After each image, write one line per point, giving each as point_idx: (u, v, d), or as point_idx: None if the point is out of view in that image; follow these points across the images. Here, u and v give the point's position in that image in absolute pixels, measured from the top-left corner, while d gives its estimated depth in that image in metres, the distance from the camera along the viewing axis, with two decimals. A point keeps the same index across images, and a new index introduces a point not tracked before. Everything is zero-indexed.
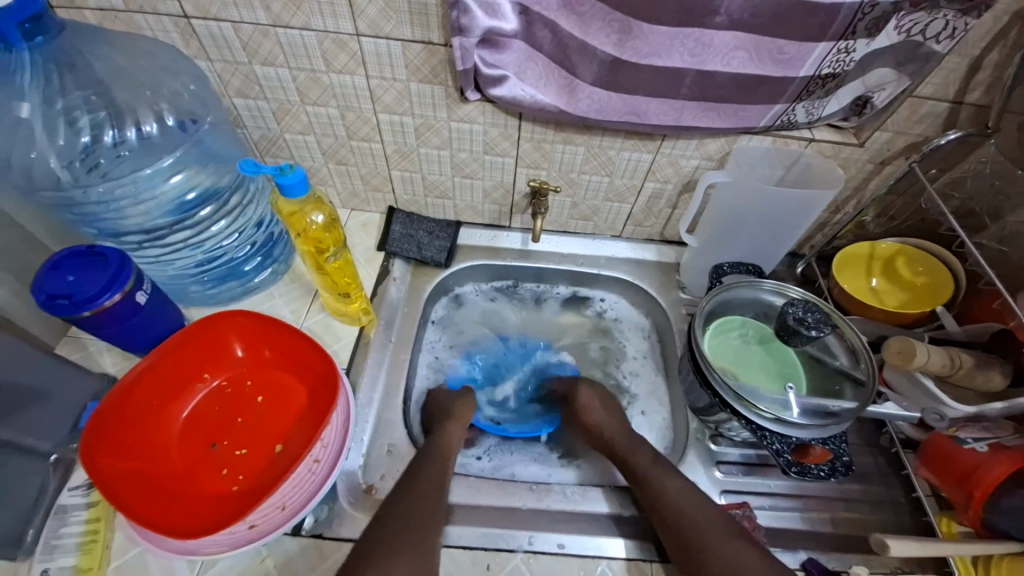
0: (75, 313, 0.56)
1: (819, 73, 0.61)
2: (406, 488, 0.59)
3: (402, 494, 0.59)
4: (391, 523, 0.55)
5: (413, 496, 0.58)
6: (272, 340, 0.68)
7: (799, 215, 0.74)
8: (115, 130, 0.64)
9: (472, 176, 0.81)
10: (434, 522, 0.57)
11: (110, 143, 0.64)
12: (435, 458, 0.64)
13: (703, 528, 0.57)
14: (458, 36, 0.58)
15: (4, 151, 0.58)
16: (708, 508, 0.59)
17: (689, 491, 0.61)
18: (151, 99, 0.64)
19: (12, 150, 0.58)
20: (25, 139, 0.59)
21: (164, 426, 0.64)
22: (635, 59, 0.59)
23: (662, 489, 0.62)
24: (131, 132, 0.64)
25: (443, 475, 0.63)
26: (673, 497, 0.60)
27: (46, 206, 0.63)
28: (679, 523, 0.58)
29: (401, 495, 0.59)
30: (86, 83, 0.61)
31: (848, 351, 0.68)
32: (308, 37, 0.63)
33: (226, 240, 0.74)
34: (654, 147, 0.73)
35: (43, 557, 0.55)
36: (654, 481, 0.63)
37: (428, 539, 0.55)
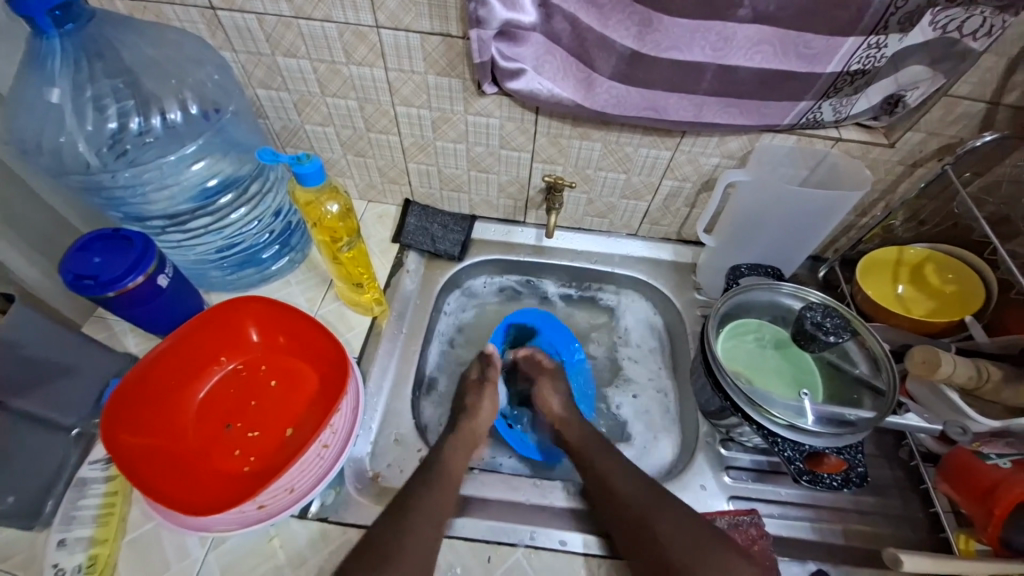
0: (100, 293, 0.58)
1: (847, 69, 0.59)
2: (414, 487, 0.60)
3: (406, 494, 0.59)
4: (392, 519, 0.56)
5: (419, 496, 0.59)
6: (286, 327, 0.70)
7: (822, 217, 0.72)
8: (141, 118, 0.66)
9: (488, 170, 0.81)
10: (436, 522, 0.57)
11: (135, 130, 0.66)
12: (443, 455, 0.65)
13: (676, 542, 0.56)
14: (476, 28, 0.57)
15: (35, 135, 0.60)
16: (676, 516, 0.58)
17: (655, 501, 0.60)
18: (176, 87, 0.66)
19: (44, 134, 0.61)
20: (56, 124, 0.61)
21: (181, 406, 0.66)
22: (654, 52, 0.58)
23: (632, 501, 0.60)
24: (156, 120, 0.66)
25: (452, 476, 0.63)
26: (642, 509, 0.59)
27: (75, 190, 0.65)
28: (652, 540, 0.57)
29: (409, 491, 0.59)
30: (115, 72, 0.63)
31: (868, 359, 0.66)
32: (329, 29, 0.63)
33: (246, 228, 0.75)
34: (672, 144, 0.71)
35: (61, 527, 0.57)
36: (622, 491, 0.61)
37: (427, 540, 0.56)
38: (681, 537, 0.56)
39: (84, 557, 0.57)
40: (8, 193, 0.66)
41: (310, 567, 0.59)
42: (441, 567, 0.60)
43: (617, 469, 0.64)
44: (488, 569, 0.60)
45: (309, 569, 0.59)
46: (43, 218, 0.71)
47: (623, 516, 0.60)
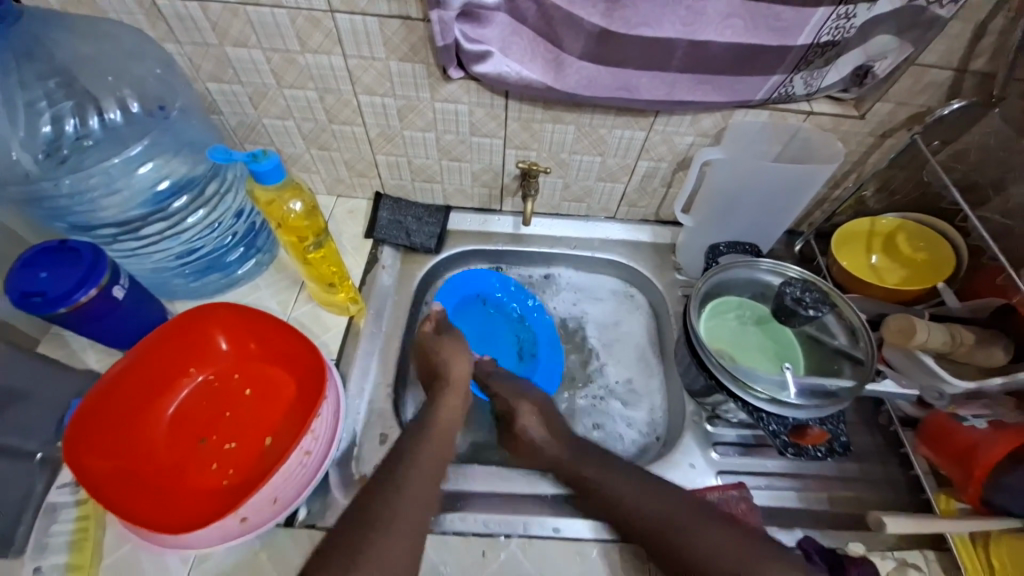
0: (51, 311, 0.55)
1: (817, 41, 0.58)
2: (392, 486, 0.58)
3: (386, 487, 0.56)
4: (379, 500, 0.54)
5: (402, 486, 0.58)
6: (257, 332, 0.66)
7: (796, 191, 0.72)
8: (77, 120, 0.61)
9: (460, 159, 0.78)
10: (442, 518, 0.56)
11: (72, 134, 0.61)
12: (422, 432, 0.62)
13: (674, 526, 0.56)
14: (436, 9, 0.55)
15: None
16: (672, 504, 0.59)
17: (652, 494, 0.60)
18: (114, 84, 0.62)
19: None
20: None
21: (151, 423, 0.63)
22: (623, 30, 0.56)
23: (632, 491, 0.61)
24: (94, 122, 0.62)
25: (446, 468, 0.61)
26: (637, 505, 0.59)
27: (15, 203, 0.61)
28: (652, 526, 0.58)
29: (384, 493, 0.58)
30: (48, 72, 0.59)
31: (846, 330, 0.67)
32: (280, 15, 0.59)
33: (206, 232, 0.71)
34: (646, 123, 0.70)
35: (35, 556, 0.55)
36: (618, 487, 0.61)
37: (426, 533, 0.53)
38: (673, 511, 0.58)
39: None
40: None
41: None
42: (435, 564, 0.59)
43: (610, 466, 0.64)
44: (482, 565, 0.60)
45: None
46: None
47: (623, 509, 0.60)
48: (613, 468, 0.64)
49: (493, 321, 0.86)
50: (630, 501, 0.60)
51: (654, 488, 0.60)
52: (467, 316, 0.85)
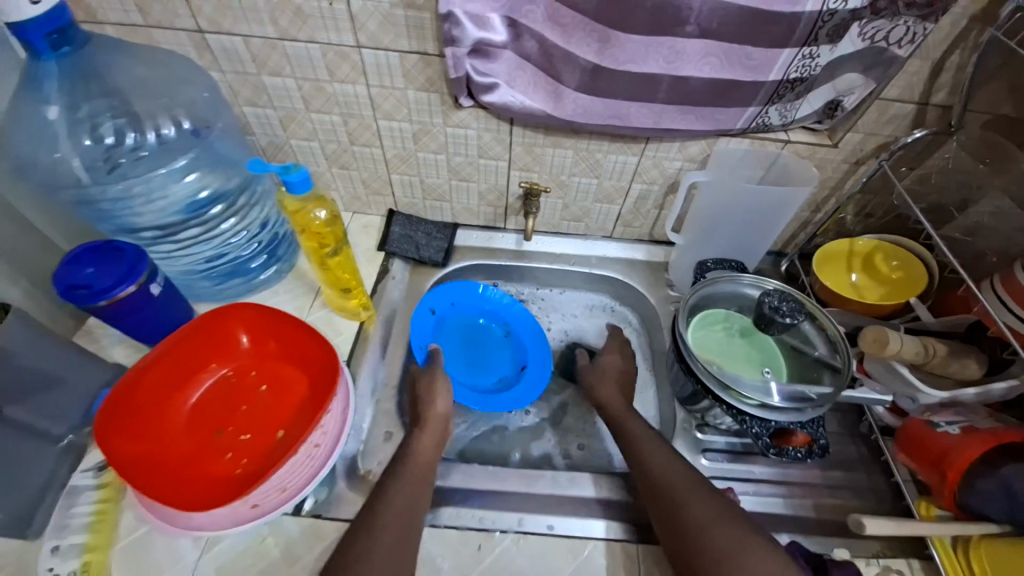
0: (91, 302, 0.60)
1: (787, 77, 0.65)
2: (398, 474, 0.62)
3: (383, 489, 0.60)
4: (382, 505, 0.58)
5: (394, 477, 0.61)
6: (277, 332, 0.71)
7: (776, 211, 0.78)
8: (136, 134, 0.69)
9: (468, 179, 0.86)
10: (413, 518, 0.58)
11: (131, 146, 0.69)
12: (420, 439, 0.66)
13: (681, 500, 0.60)
14: (451, 47, 0.63)
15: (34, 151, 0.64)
16: (676, 465, 0.64)
17: (685, 481, 0.62)
18: (168, 105, 0.69)
19: (42, 151, 0.64)
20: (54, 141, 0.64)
21: (172, 412, 0.67)
22: (614, 65, 0.63)
23: (634, 448, 0.68)
24: (150, 136, 0.70)
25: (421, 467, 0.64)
26: (644, 459, 0.66)
27: (69, 204, 0.68)
28: (652, 474, 0.64)
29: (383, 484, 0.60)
30: (111, 92, 0.67)
31: (826, 342, 0.72)
32: (313, 49, 0.68)
33: (234, 239, 0.78)
34: (638, 149, 0.77)
35: (54, 535, 0.59)
36: (639, 449, 0.67)
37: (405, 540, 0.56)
38: (674, 466, 0.64)
39: (76, 563, 0.58)
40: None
41: (302, 560, 0.61)
42: (432, 554, 0.62)
43: (654, 445, 0.67)
44: (479, 557, 0.62)
45: (302, 565, 0.60)
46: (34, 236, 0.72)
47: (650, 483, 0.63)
48: (631, 433, 0.70)
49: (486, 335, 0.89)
50: (641, 464, 0.66)
51: (662, 461, 0.65)
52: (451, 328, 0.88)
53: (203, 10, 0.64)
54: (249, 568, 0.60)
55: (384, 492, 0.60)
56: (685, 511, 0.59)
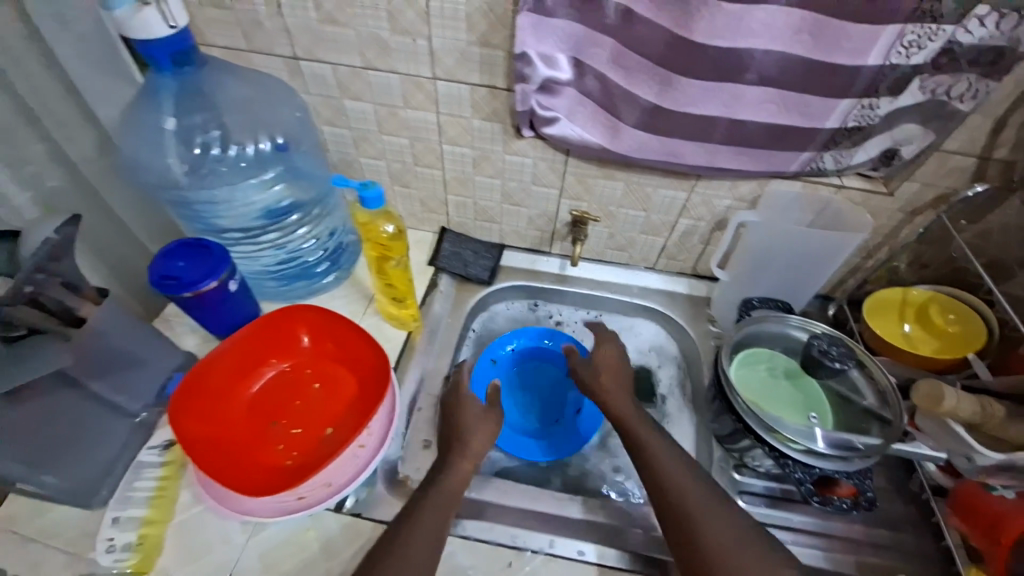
0: (178, 292, 0.66)
1: (844, 126, 0.66)
2: (433, 482, 0.64)
3: (419, 499, 0.62)
4: (411, 514, 0.60)
5: (432, 490, 0.63)
6: (335, 334, 0.76)
7: (825, 254, 0.79)
8: (237, 147, 0.77)
9: (519, 204, 0.90)
10: (442, 526, 0.60)
11: (233, 156, 0.77)
12: (454, 450, 0.68)
13: (692, 507, 0.60)
14: (521, 83, 0.67)
15: (152, 156, 0.74)
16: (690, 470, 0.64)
17: (699, 492, 0.62)
18: (268, 122, 0.77)
19: (158, 156, 0.74)
20: (170, 148, 0.74)
21: (235, 400, 0.72)
22: (674, 106, 0.66)
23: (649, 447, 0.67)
24: (250, 149, 0.78)
25: (452, 478, 0.65)
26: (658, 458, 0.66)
27: (172, 204, 0.76)
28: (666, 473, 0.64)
29: (420, 496, 0.62)
30: (222, 108, 0.75)
31: (875, 391, 0.71)
32: (393, 79, 0.74)
33: (305, 245, 0.85)
34: (688, 185, 0.79)
35: (117, 506, 0.64)
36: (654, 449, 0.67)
37: (432, 546, 0.58)
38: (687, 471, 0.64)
39: (134, 535, 0.63)
40: (84, 205, 0.77)
41: (338, 554, 0.64)
42: (462, 566, 0.63)
43: (671, 451, 0.67)
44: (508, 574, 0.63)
45: (338, 560, 0.63)
46: (106, 227, 0.81)
47: (675, 511, 0.61)
48: (650, 434, 0.69)
49: (542, 379, 0.91)
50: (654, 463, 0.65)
51: (677, 463, 0.65)
52: (510, 372, 0.91)
53: (301, 41, 0.71)
54: (287, 559, 0.63)
55: (418, 500, 0.62)
56: (696, 519, 0.59)
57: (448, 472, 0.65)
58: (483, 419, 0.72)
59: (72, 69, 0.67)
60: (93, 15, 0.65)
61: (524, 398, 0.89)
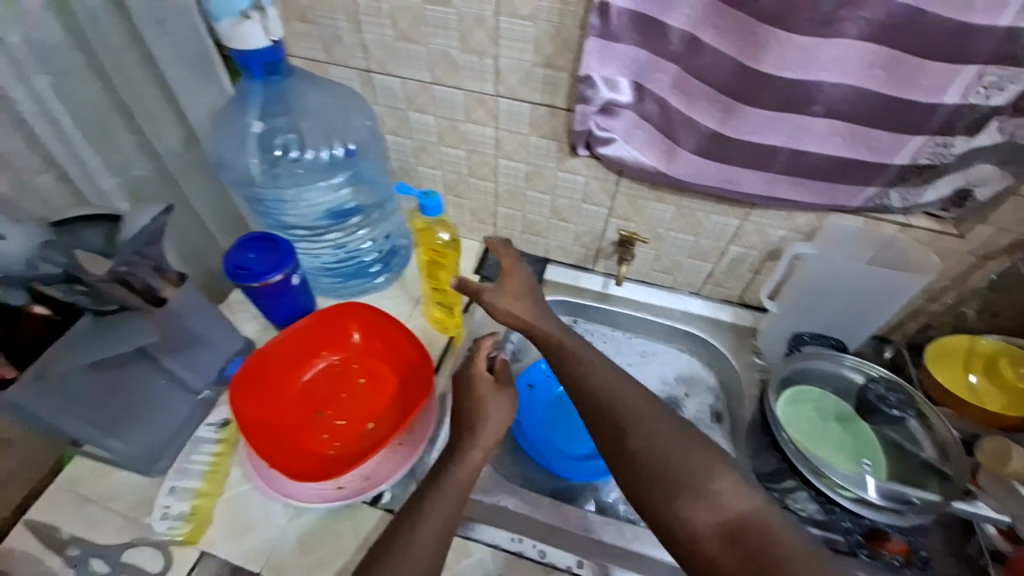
0: (247, 282, 0.71)
1: (914, 163, 0.64)
2: (437, 477, 0.61)
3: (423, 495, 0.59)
4: (415, 509, 0.57)
5: (438, 487, 0.59)
6: (384, 333, 0.79)
7: (887, 294, 0.75)
8: (313, 151, 0.84)
9: (567, 221, 0.91)
10: (449, 526, 0.57)
11: (308, 159, 0.84)
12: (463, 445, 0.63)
13: (635, 436, 0.54)
14: (582, 104, 0.69)
15: (238, 155, 0.81)
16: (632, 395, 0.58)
17: (646, 420, 0.56)
18: (343, 130, 0.84)
19: (244, 155, 0.81)
20: (254, 149, 0.82)
21: (287, 388, 0.76)
22: (735, 134, 0.66)
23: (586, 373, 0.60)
24: (324, 154, 0.84)
25: (459, 477, 0.61)
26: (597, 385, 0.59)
27: (252, 199, 0.85)
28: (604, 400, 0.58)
29: (424, 492, 0.59)
30: (303, 115, 0.82)
31: (936, 444, 0.68)
32: (458, 95, 0.78)
33: (364, 245, 0.91)
34: (741, 213, 0.79)
35: (176, 476, 0.69)
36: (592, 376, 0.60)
37: (432, 548, 0.55)
38: (625, 396, 0.58)
39: (188, 505, 0.67)
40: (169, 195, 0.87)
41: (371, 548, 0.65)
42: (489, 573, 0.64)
43: (613, 376, 0.60)
44: None
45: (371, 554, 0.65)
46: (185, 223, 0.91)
47: (637, 471, 0.53)
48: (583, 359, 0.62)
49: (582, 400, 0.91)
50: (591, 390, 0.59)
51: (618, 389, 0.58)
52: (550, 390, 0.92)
53: (376, 56, 0.76)
54: (324, 545, 0.66)
55: (424, 497, 0.59)
56: (639, 450, 0.54)
57: (461, 466, 0.61)
58: (497, 403, 0.67)
59: (167, 68, 0.72)
60: (189, 23, 0.69)
61: (562, 418, 0.89)
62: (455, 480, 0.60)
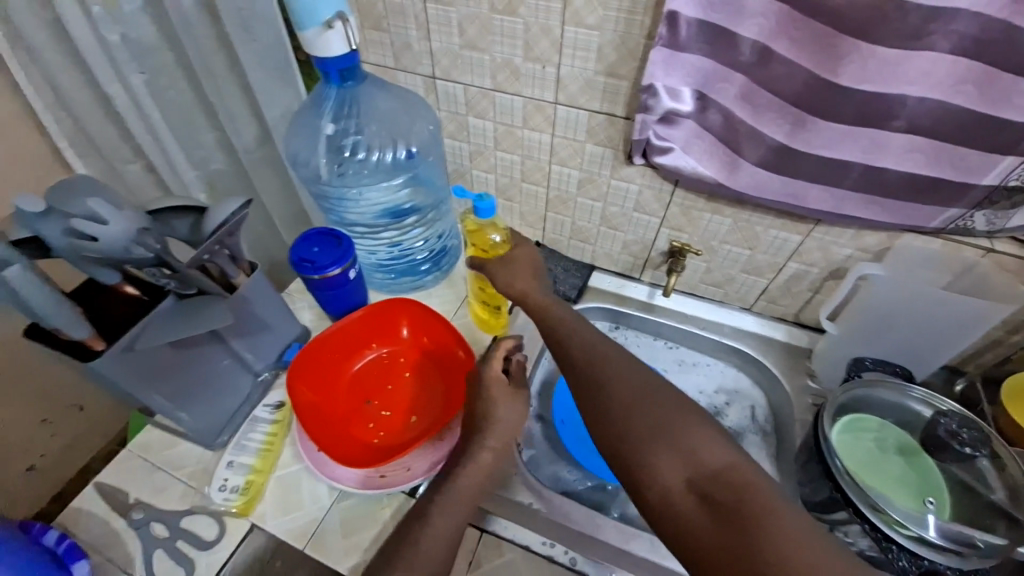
0: (310, 274, 0.75)
1: (1003, 184, 0.59)
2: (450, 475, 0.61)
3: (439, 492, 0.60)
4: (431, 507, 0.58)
5: (454, 485, 0.60)
6: (431, 330, 0.81)
7: (965, 325, 0.71)
8: (379, 153, 0.87)
9: (617, 229, 0.91)
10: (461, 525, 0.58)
11: (374, 161, 0.87)
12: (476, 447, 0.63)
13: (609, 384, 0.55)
14: (642, 113, 0.69)
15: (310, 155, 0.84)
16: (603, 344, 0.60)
17: (620, 368, 0.57)
18: (408, 133, 0.86)
19: (315, 155, 0.85)
20: (325, 150, 0.84)
21: (339, 375, 0.80)
22: (804, 148, 0.64)
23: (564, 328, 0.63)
24: (388, 156, 0.87)
25: (469, 479, 0.61)
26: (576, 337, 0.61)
27: (319, 196, 0.88)
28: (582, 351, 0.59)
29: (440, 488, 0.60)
30: (373, 119, 0.84)
31: (1007, 486, 0.62)
32: (517, 101, 0.79)
33: (417, 244, 0.94)
34: (804, 230, 0.76)
35: (234, 451, 0.73)
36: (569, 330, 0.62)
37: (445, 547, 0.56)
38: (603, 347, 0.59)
39: (242, 479, 0.71)
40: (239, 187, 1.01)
41: None
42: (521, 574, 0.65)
43: (588, 330, 0.62)
44: None
45: None
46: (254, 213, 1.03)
47: (609, 421, 0.53)
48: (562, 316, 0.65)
49: None
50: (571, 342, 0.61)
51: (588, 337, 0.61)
52: None
53: (441, 62, 0.78)
54: (363, 529, 0.68)
55: (437, 494, 0.60)
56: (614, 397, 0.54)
57: (470, 467, 0.61)
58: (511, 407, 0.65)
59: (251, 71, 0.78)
60: (273, 28, 0.74)
61: None
62: (465, 481, 0.60)
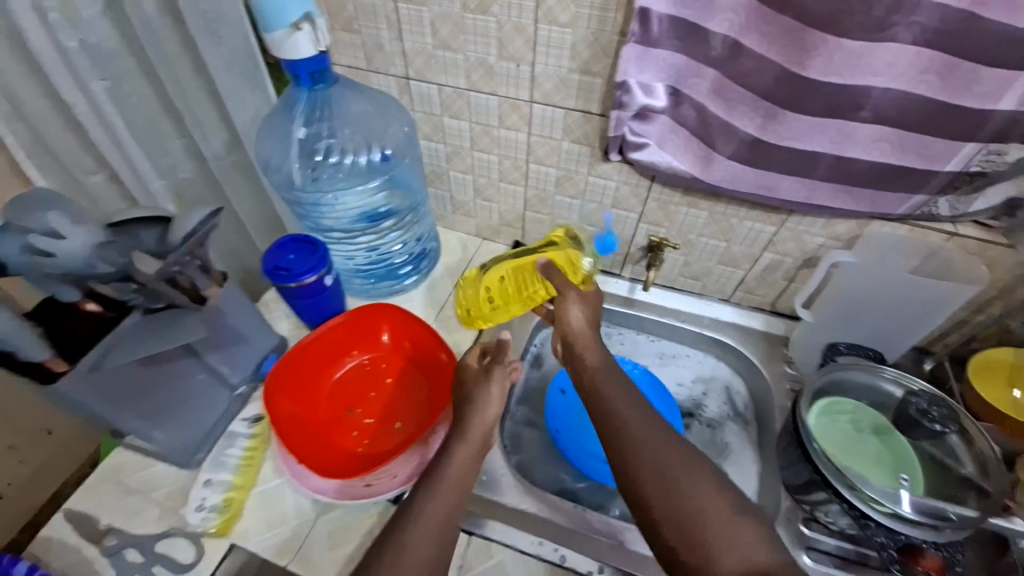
0: (285, 282, 0.73)
1: (966, 170, 0.61)
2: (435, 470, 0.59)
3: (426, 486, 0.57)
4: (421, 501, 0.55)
5: (443, 480, 0.58)
6: (413, 334, 0.80)
7: (928, 307, 0.75)
8: (353, 156, 0.85)
9: (596, 225, 0.91)
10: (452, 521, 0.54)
11: (348, 164, 0.85)
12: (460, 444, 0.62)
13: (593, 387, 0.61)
14: (617, 110, 0.69)
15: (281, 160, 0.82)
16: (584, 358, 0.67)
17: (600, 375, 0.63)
18: (382, 134, 0.85)
19: (286, 161, 0.82)
20: (296, 154, 0.82)
21: (319, 385, 0.78)
22: (775, 140, 0.65)
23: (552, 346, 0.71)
24: (362, 159, 0.85)
25: (455, 475, 0.59)
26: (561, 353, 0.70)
27: (292, 203, 0.86)
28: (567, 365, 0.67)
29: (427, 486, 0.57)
30: (344, 121, 0.82)
31: (975, 459, 0.65)
32: (493, 101, 0.78)
33: (396, 248, 0.93)
34: (778, 220, 0.77)
35: (212, 468, 0.71)
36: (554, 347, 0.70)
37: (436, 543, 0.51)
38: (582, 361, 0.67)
39: (222, 497, 0.69)
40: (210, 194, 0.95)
41: None
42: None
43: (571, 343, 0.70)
44: None
45: None
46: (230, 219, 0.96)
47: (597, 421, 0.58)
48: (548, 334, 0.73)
49: None
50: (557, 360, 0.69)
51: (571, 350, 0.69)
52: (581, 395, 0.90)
53: (414, 62, 0.77)
54: (351, 540, 0.67)
55: (424, 489, 0.56)
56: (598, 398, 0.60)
57: (451, 463, 0.59)
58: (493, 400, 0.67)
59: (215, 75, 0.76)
60: (239, 32, 0.72)
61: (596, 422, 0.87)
62: (451, 476, 0.58)
